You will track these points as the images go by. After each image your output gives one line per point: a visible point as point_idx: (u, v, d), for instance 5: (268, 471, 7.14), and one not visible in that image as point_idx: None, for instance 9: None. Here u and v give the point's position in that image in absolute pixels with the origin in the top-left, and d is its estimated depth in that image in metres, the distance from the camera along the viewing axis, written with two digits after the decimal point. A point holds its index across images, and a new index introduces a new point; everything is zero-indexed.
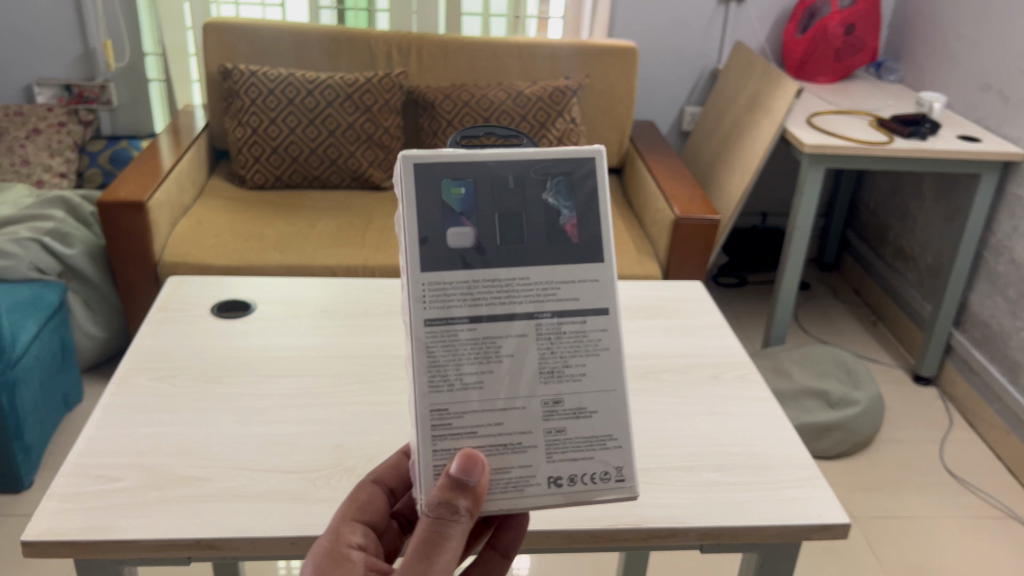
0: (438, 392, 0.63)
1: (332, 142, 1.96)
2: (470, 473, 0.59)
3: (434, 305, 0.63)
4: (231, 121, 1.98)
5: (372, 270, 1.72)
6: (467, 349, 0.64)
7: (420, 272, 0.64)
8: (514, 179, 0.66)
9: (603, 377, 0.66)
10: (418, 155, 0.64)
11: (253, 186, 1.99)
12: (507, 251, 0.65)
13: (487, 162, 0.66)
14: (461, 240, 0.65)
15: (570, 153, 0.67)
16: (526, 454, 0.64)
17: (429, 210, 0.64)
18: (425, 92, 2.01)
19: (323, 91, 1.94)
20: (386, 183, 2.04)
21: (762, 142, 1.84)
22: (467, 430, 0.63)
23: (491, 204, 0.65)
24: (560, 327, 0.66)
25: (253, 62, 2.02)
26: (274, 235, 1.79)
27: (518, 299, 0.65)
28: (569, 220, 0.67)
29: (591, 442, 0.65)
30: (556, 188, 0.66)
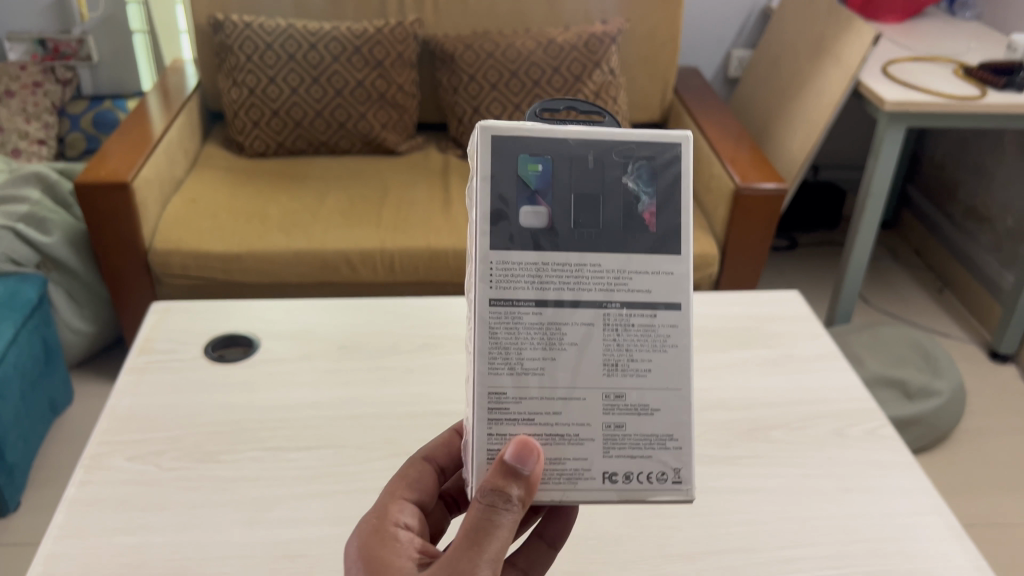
0: (496, 375, 0.56)
1: (340, 103, 1.73)
2: (526, 461, 0.52)
3: (499, 286, 0.56)
4: (226, 80, 1.75)
5: (391, 255, 1.52)
6: (529, 334, 0.56)
7: (484, 247, 0.56)
8: (594, 159, 0.57)
9: (672, 376, 0.58)
10: (496, 125, 0.56)
11: (253, 153, 1.77)
12: (578, 233, 0.57)
13: (566, 138, 0.57)
14: (532, 220, 0.57)
15: (654, 137, 0.58)
16: (581, 446, 0.57)
17: (498, 181, 0.56)
18: (444, 42, 1.77)
19: (328, 45, 1.71)
20: (402, 147, 1.82)
21: (832, 96, 1.61)
22: (523, 418, 0.56)
23: (567, 183, 0.57)
24: (631, 320, 0.58)
25: (248, 12, 1.78)
26: (278, 213, 1.58)
27: (586, 285, 0.57)
28: (647, 207, 0.58)
29: (651, 442, 0.58)
30: (637, 172, 0.58)
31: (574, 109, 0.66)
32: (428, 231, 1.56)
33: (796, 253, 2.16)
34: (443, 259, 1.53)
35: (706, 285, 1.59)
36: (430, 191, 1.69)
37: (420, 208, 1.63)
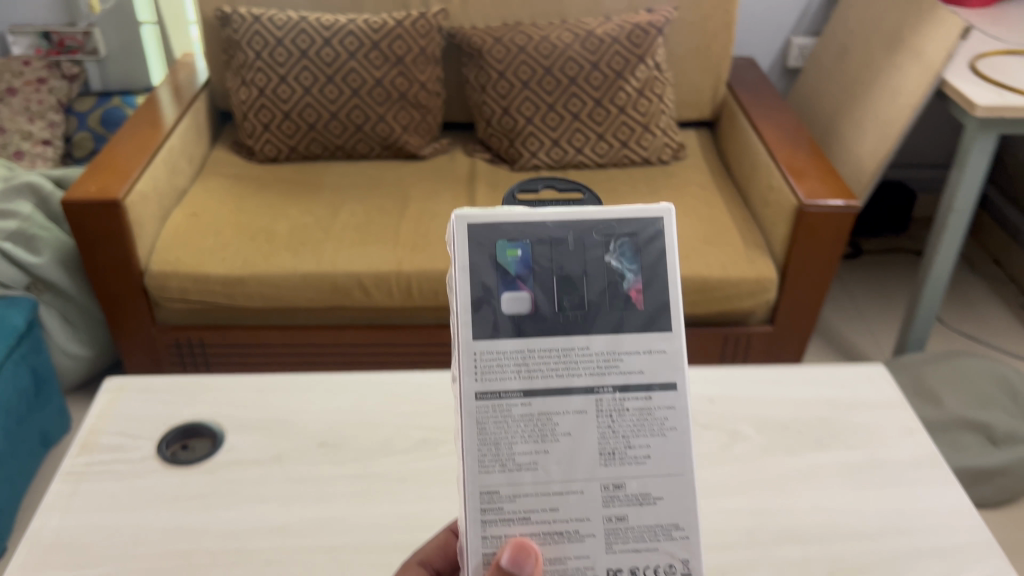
0: (489, 473, 0.53)
1: (357, 104, 1.58)
2: (523, 564, 0.51)
3: (485, 379, 0.54)
4: (234, 79, 1.61)
5: (408, 278, 1.37)
6: (519, 427, 0.54)
7: (469, 339, 0.53)
8: (574, 240, 0.54)
9: (671, 461, 0.54)
10: (473, 214, 0.54)
11: (264, 159, 1.63)
12: (566, 318, 0.54)
13: (544, 220, 0.54)
14: (517, 306, 0.54)
15: (634, 212, 0.55)
16: (582, 543, 0.54)
17: (479, 271, 0.53)
18: (471, 34, 1.60)
19: (344, 39, 1.55)
20: (424, 151, 1.66)
21: (909, 97, 1.40)
22: (519, 516, 0.53)
23: (550, 265, 0.54)
24: (624, 405, 0.55)
25: (258, 4, 1.63)
26: (287, 229, 1.44)
27: (576, 371, 0.54)
28: (635, 284, 0.55)
29: (655, 532, 0.54)
30: (620, 251, 0.55)
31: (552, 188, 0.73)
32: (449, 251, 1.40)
33: (860, 262, 1.96)
34: None
35: (761, 312, 1.42)
36: (454, 202, 1.53)
37: (442, 221, 1.48)
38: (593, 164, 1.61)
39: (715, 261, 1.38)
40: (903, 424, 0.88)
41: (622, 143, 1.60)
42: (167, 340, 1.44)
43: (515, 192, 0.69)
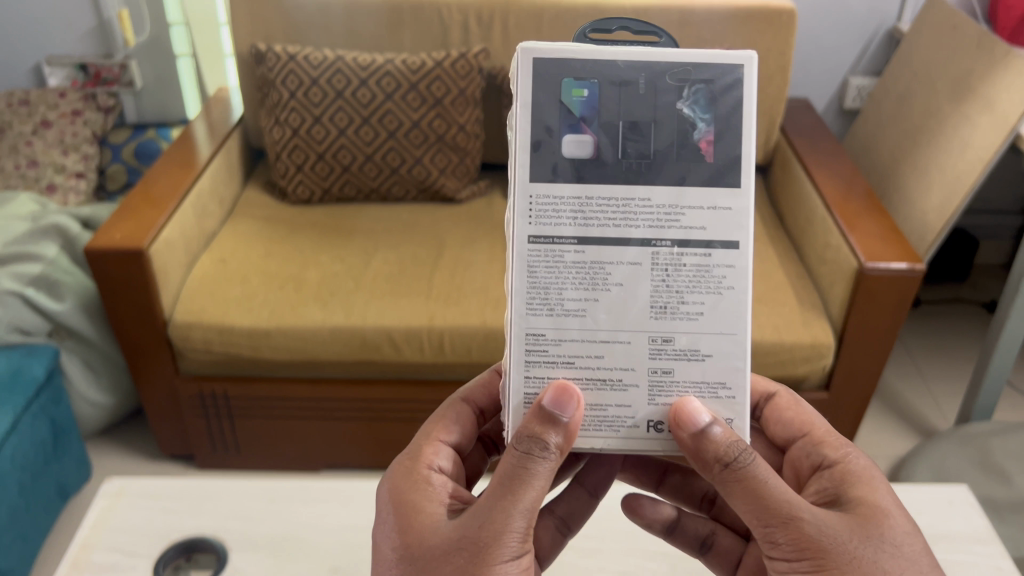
0: (536, 316, 0.59)
1: (393, 146, 1.55)
2: (564, 407, 0.57)
3: (540, 223, 0.59)
4: (267, 117, 1.59)
5: (439, 336, 1.30)
6: (571, 273, 0.59)
7: (528, 181, 0.59)
8: (644, 83, 0.59)
9: (725, 319, 0.59)
10: (542, 50, 0.58)
11: (298, 201, 1.61)
12: (626, 166, 0.59)
13: (615, 61, 0.59)
14: (576, 149, 0.59)
15: (715, 60, 0.59)
16: (626, 393, 0.59)
17: (543, 110, 0.59)
18: None
19: (380, 79, 1.53)
20: (462, 194, 1.63)
21: (981, 150, 1.31)
22: (564, 359, 0.59)
23: (615, 108, 0.59)
24: (681, 259, 0.59)
25: (294, 41, 1.60)
26: (317, 277, 1.39)
27: (633, 222, 0.59)
28: (704, 135, 0.59)
29: (701, 387, 0.59)
30: (693, 98, 0.59)
31: (625, 30, 0.69)
32: (483, 306, 1.34)
33: (919, 314, 1.85)
34: (499, 340, 1.31)
35: (815, 378, 1.33)
36: (491, 254, 1.48)
37: (477, 273, 1.42)
38: None
39: (766, 323, 1.29)
40: (993, 564, 0.80)
41: None
42: (189, 392, 1.38)
43: (586, 33, 0.67)
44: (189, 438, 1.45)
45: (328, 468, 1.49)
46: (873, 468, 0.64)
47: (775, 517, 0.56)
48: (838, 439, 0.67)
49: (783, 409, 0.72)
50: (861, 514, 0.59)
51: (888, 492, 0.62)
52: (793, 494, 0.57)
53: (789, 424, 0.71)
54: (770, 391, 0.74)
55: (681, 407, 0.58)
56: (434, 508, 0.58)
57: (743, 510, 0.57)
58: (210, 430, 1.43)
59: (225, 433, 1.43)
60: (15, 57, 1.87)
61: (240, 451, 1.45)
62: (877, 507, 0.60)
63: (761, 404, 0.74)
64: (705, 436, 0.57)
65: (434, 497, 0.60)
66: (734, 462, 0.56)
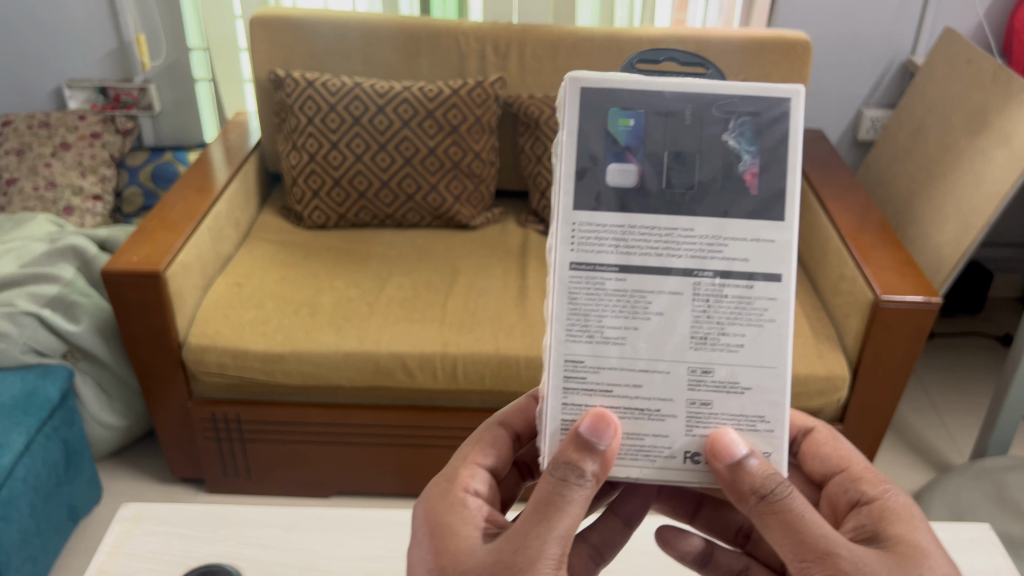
0: (575, 342, 0.56)
1: (408, 172, 1.56)
2: (600, 435, 0.54)
3: (582, 250, 0.56)
4: (283, 143, 1.60)
5: (451, 362, 1.31)
6: (612, 302, 0.56)
7: (570, 209, 0.56)
8: (690, 114, 0.56)
9: (767, 352, 0.57)
10: (589, 77, 0.56)
11: (313, 226, 1.62)
12: (669, 195, 0.56)
13: (661, 91, 0.56)
14: (620, 177, 0.56)
15: (765, 93, 0.56)
16: (664, 422, 0.57)
17: (588, 137, 0.56)
18: (527, 104, 1.57)
19: (398, 107, 1.54)
20: (475, 221, 1.64)
21: (996, 184, 1.31)
22: (602, 389, 0.57)
23: (661, 138, 0.56)
24: (723, 291, 0.57)
25: (312, 67, 1.62)
26: (332, 302, 1.40)
27: (676, 251, 0.56)
28: (749, 167, 0.57)
29: (739, 421, 0.57)
30: (739, 130, 0.57)
31: (673, 61, 0.71)
32: (497, 332, 1.35)
33: (932, 347, 1.84)
34: (512, 367, 1.31)
35: (830, 410, 1.32)
36: (505, 280, 1.48)
37: (490, 299, 1.43)
38: None
39: None
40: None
41: None
42: (202, 415, 1.38)
43: (633, 64, 0.71)
44: (200, 462, 1.45)
45: (339, 493, 1.49)
46: (913, 507, 0.60)
47: (810, 553, 0.53)
48: (876, 475, 0.63)
49: (821, 444, 0.68)
50: (900, 556, 0.55)
51: (928, 532, 0.58)
52: (830, 530, 0.54)
53: (826, 459, 0.67)
54: (807, 427, 0.69)
55: (716, 439, 0.56)
56: (470, 533, 0.56)
57: (779, 545, 0.54)
58: (222, 453, 1.43)
59: (237, 457, 1.43)
60: (35, 80, 1.89)
61: (251, 475, 1.45)
62: (918, 549, 0.56)
63: (797, 438, 0.70)
64: (741, 468, 0.54)
65: (469, 521, 0.57)
66: (770, 494, 0.54)
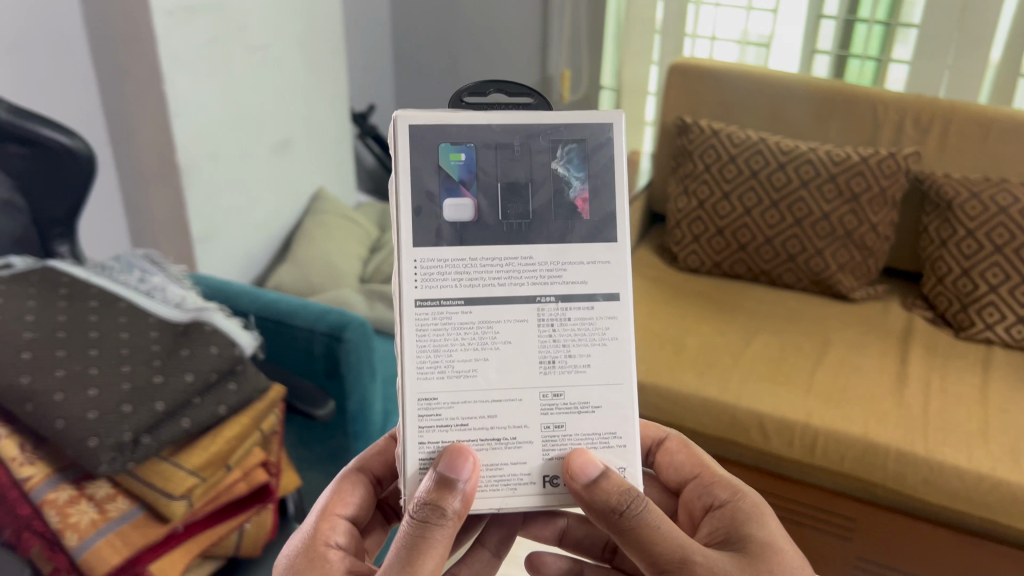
0: (427, 379, 0.58)
1: (796, 233, 1.55)
2: (457, 470, 0.57)
3: (425, 285, 0.59)
4: (676, 185, 1.68)
5: (815, 432, 1.28)
6: (458, 334, 0.59)
7: (411, 245, 0.59)
8: (519, 144, 0.62)
9: (611, 370, 0.60)
10: (412, 116, 0.60)
11: (687, 268, 1.68)
12: (508, 224, 0.61)
13: (488, 126, 0.61)
14: (459, 212, 0.61)
15: (588, 119, 0.62)
16: (521, 449, 0.60)
17: (421, 176, 0.60)
18: (942, 183, 1.48)
19: (799, 167, 1.53)
20: (856, 294, 1.57)
21: None
22: (457, 423, 0.59)
23: (491, 171, 0.62)
24: (566, 313, 0.60)
25: (721, 118, 1.68)
26: (696, 344, 1.46)
27: (520, 278, 0.60)
28: (580, 193, 0.62)
29: (593, 439, 0.60)
30: (567, 157, 0.62)
31: (501, 92, 0.69)
32: (868, 416, 1.29)
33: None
34: (877, 457, 1.25)
35: None
36: (880, 362, 1.41)
37: (866, 379, 1.37)
38: None
39: None
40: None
41: None
42: None
43: (460, 96, 0.68)
44: None
45: None
46: (761, 503, 0.66)
47: (669, 562, 0.56)
48: (725, 480, 0.68)
49: (673, 452, 0.74)
50: (750, 552, 0.60)
51: (777, 529, 0.63)
52: (684, 537, 0.58)
53: (679, 467, 0.73)
54: (660, 436, 0.75)
55: (571, 460, 0.58)
56: None
57: (636, 557, 0.57)
58: None
59: None
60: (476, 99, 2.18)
61: None
62: (769, 545, 0.61)
63: (652, 449, 0.76)
64: (596, 487, 0.57)
65: None
66: (627, 510, 0.57)
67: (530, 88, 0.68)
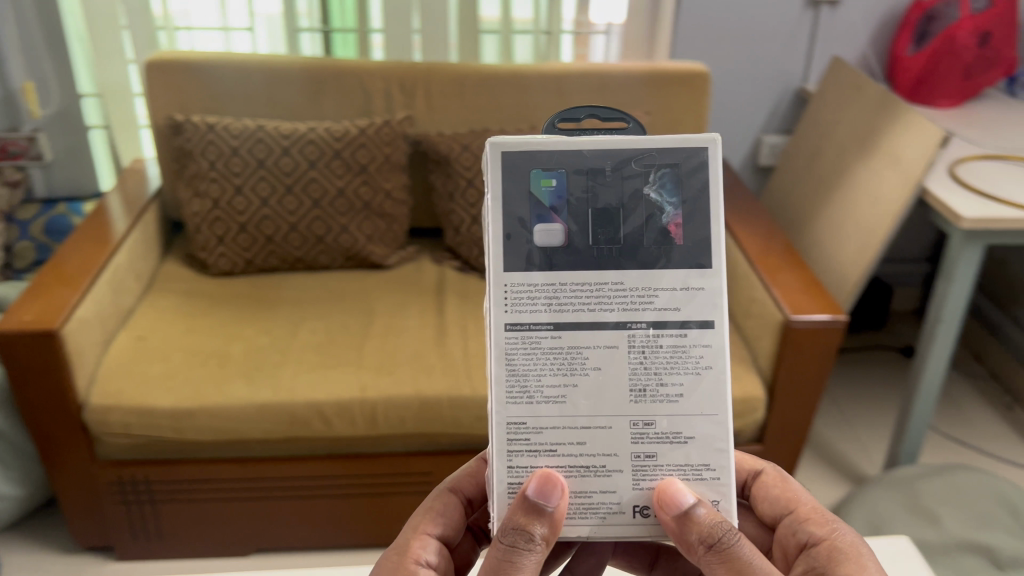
0: (516, 405, 0.56)
1: (317, 214, 1.54)
2: (548, 496, 0.55)
3: (515, 310, 0.56)
4: (185, 189, 1.55)
5: (373, 405, 1.28)
6: (548, 360, 0.56)
7: (503, 269, 0.56)
8: (612, 169, 0.57)
9: (707, 400, 0.57)
10: (506, 142, 0.56)
11: (219, 272, 1.57)
12: (598, 250, 0.57)
13: (581, 149, 0.57)
14: (548, 237, 0.57)
15: (681, 143, 0.57)
16: (610, 478, 0.57)
17: (513, 201, 0.56)
18: (437, 142, 1.58)
19: (304, 148, 1.52)
20: (390, 260, 1.62)
21: (891, 208, 1.38)
22: (546, 449, 0.57)
23: (584, 196, 0.57)
24: (659, 341, 0.57)
25: (214, 113, 1.59)
26: (242, 352, 1.35)
27: (607, 305, 0.56)
28: (672, 219, 0.57)
29: (684, 471, 0.57)
30: (660, 182, 0.57)
31: (594, 119, 0.65)
32: (418, 373, 1.32)
33: (848, 375, 1.95)
34: (434, 411, 1.29)
35: (746, 432, 1.35)
36: (424, 319, 1.47)
37: (410, 338, 1.41)
38: None
39: None
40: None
41: None
42: (108, 479, 1.32)
43: (554, 123, 0.64)
44: (107, 528, 1.38)
45: (260, 550, 1.44)
46: (861, 544, 0.63)
47: None
48: (823, 516, 0.65)
49: (769, 486, 0.70)
50: None
51: (875, 572, 0.60)
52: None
53: (775, 501, 0.69)
54: (757, 469, 0.71)
55: (664, 489, 0.56)
56: None
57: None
58: (131, 518, 1.36)
59: (149, 521, 1.37)
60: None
61: (164, 539, 1.39)
62: None
63: (748, 482, 0.72)
64: (689, 517, 0.55)
65: None
66: (718, 543, 0.55)
67: (624, 114, 0.65)
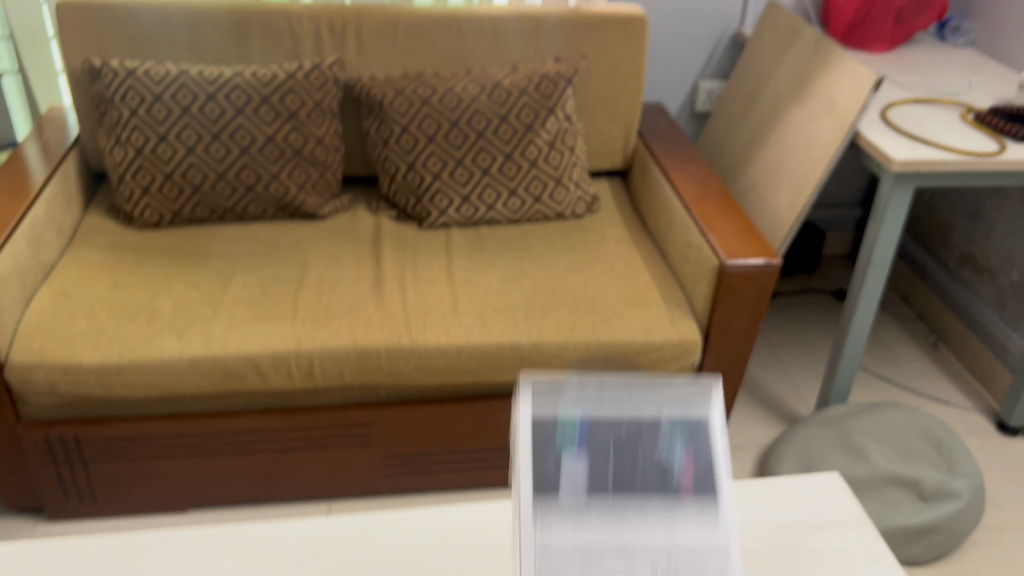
0: None
1: (246, 162, 1.49)
2: None
3: (541, 538, 0.63)
4: (106, 137, 1.49)
5: (309, 358, 1.26)
6: None
7: (532, 519, 0.63)
8: (623, 437, 0.65)
9: None
10: (539, 406, 0.66)
11: (145, 224, 1.51)
12: (619, 487, 0.64)
13: (596, 419, 0.65)
14: (571, 483, 0.64)
15: (681, 405, 0.66)
16: None
17: (543, 457, 0.65)
18: (370, 87, 1.53)
19: (230, 94, 1.46)
20: (324, 210, 1.58)
21: (824, 152, 1.39)
22: None
23: (602, 449, 0.64)
24: None
25: (134, 57, 1.52)
26: (171, 306, 1.31)
27: (618, 545, 0.62)
28: (683, 480, 0.64)
29: None
30: (671, 441, 0.65)
31: None
32: (354, 324, 1.30)
33: (782, 318, 1.99)
34: (372, 361, 1.27)
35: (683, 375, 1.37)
36: (360, 269, 1.44)
37: (345, 289, 1.39)
38: (505, 220, 1.57)
39: (637, 324, 1.32)
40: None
41: (535, 198, 1.56)
42: (34, 440, 1.28)
43: None
44: (36, 488, 1.34)
45: (197, 507, 1.42)
46: None
47: None
48: None
49: None
50: None
51: None
52: None
53: None
54: None
55: None
56: None
57: None
58: (61, 478, 1.33)
59: (78, 482, 1.34)
60: None
61: (96, 499, 1.36)
62: None
63: None
64: None
65: None
66: None
67: None
